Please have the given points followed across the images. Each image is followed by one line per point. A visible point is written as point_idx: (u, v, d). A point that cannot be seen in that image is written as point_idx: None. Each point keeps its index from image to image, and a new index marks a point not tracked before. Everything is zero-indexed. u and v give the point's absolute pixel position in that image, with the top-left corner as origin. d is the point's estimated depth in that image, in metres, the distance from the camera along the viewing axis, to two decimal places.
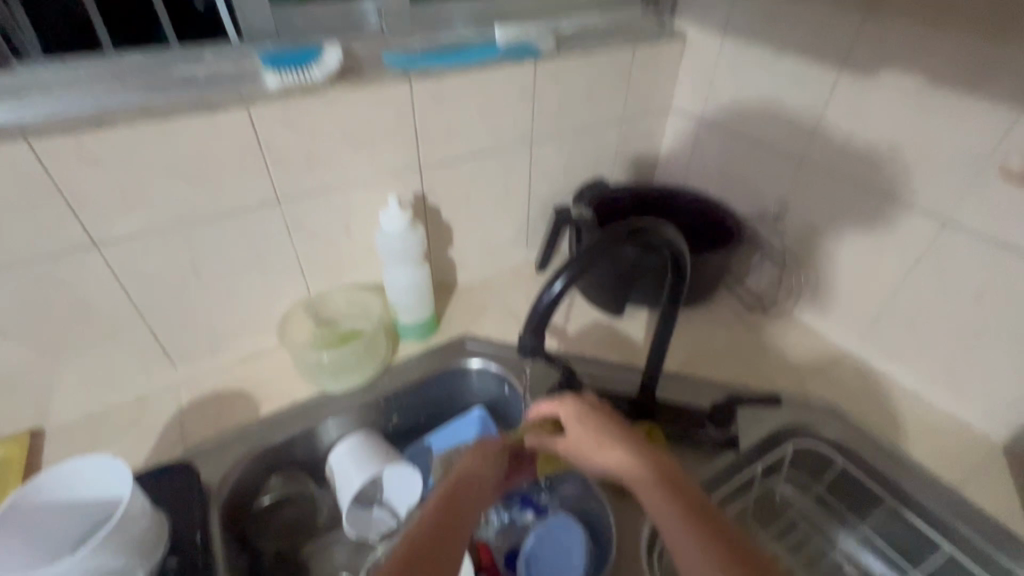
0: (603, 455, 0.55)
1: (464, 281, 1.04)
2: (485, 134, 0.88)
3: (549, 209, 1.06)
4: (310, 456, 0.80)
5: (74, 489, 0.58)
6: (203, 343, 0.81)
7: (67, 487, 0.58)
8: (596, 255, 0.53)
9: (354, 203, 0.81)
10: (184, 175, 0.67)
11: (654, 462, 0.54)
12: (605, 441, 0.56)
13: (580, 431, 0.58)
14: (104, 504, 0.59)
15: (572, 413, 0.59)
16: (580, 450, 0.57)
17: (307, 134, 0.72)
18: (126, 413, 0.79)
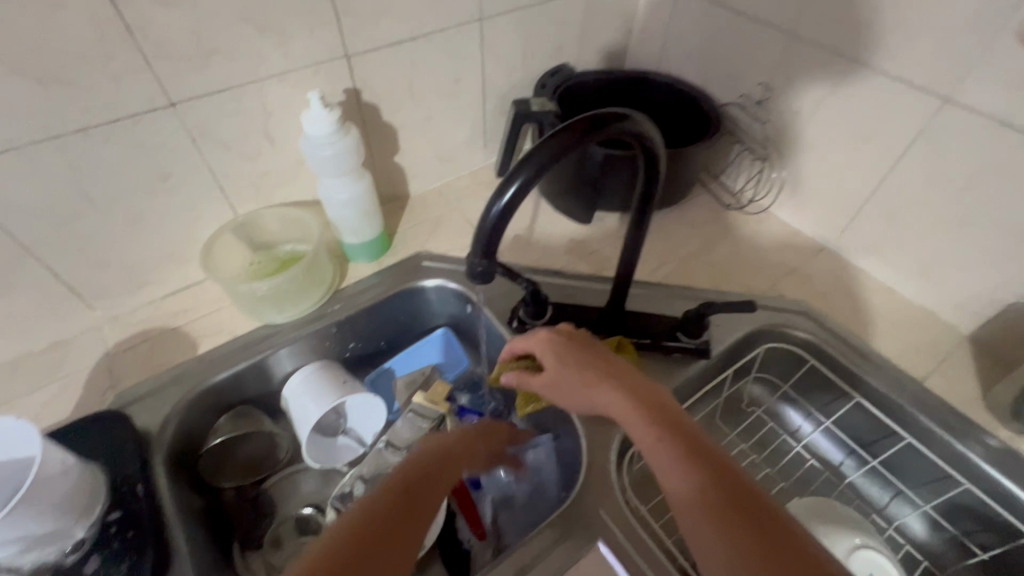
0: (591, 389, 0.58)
1: (417, 192, 0.94)
2: (425, 10, 0.73)
3: (507, 103, 0.93)
4: (262, 390, 0.75)
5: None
6: (118, 278, 0.71)
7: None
8: (554, 154, 0.43)
9: (271, 103, 0.68)
10: (37, 74, 0.53)
11: (618, 373, 0.58)
12: (575, 365, 0.59)
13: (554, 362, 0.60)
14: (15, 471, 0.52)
15: (552, 349, 0.60)
16: (553, 379, 0.61)
17: (190, 13, 0.57)
18: (44, 361, 0.70)
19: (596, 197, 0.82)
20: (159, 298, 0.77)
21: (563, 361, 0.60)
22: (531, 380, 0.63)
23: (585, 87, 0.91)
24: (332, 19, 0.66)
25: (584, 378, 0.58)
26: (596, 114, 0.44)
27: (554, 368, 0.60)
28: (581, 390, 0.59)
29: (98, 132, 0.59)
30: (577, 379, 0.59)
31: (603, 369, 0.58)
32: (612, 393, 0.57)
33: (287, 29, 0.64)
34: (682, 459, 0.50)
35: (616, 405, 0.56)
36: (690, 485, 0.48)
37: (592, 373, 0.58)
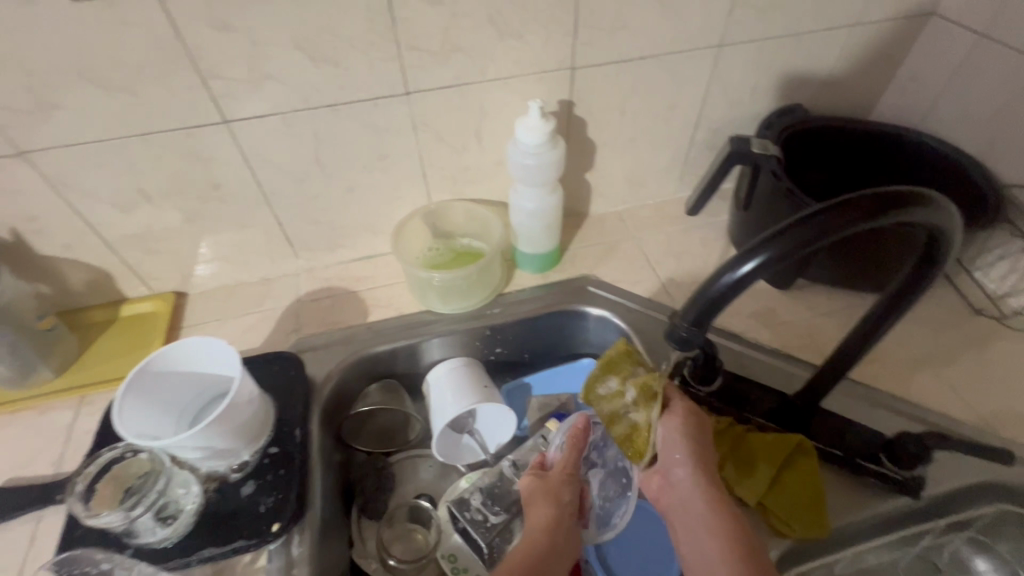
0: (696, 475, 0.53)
1: (597, 211, 0.90)
2: (664, 29, 0.68)
3: (720, 136, 0.85)
4: (410, 369, 0.78)
5: (204, 367, 0.60)
6: (324, 236, 0.79)
7: (197, 363, 0.59)
8: (817, 234, 0.37)
9: (490, 104, 0.69)
10: (313, 52, 0.59)
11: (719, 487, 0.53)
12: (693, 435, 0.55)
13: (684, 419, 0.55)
14: (225, 387, 0.62)
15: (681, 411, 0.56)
16: (701, 445, 0.54)
17: (446, 10, 0.59)
18: (252, 292, 0.82)
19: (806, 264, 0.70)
20: (347, 261, 0.84)
21: (706, 455, 0.54)
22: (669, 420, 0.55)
23: (820, 134, 0.78)
24: (571, 31, 0.65)
25: (706, 477, 0.53)
26: (881, 194, 0.37)
27: (708, 454, 0.54)
28: (699, 503, 0.52)
29: (344, 109, 0.65)
30: (713, 484, 0.53)
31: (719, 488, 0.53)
32: (716, 539, 0.50)
33: (527, 35, 0.64)
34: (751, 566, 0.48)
35: (718, 553, 0.49)
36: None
37: (707, 473, 0.53)
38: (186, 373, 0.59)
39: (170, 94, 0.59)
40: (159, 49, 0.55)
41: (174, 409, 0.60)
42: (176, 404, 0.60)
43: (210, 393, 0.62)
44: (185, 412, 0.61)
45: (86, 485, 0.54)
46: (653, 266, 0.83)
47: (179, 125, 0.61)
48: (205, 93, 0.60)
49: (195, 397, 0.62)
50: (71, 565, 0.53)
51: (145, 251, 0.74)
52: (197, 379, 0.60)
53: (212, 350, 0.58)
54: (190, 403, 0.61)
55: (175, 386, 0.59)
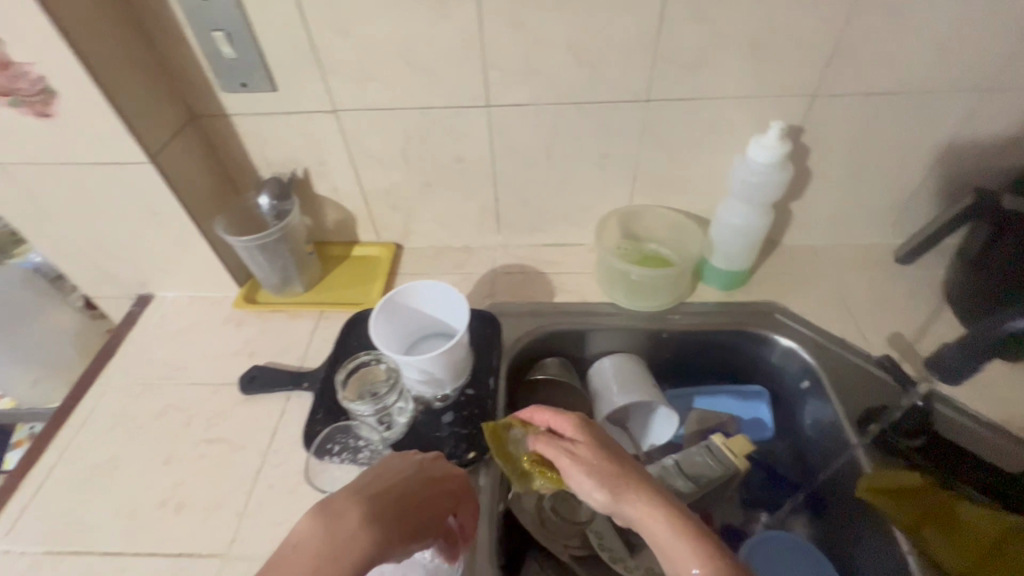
0: (635, 502, 0.48)
1: (791, 242, 0.88)
2: (928, 66, 0.66)
3: (955, 187, 0.79)
4: (582, 354, 0.83)
5: (436, 308, 0.70)
6: (528, 219, 0.88)
7: (433, 303, 0.70)
8: None
9: (721, 120, 0.72)
10: (580, 54, 0.67)
11: (633, 478, 0.50)
12: (588, 453, 0.53)
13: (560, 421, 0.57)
14: (446, 329, 0.72)
15: (552, 417, 0.58)
16: (587, 458, 0.53)
17: (709, 29, 0.63)
18: (456, 256, 0.93)
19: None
20: (539, 244, 0.92)
21: (600, 455, 0.53)
22: (555, 445, 0.55)
23: None
24: (826, 58, 0.65)
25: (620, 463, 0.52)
26: None
27: (582, 459, 0.53)
28: (670, 549, 0.45)
29: (588, 108, 0.72)
30: (601, 470, 0.51)
31: (629, 466, 0.52)
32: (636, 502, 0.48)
33: (780, 58, 0.66)
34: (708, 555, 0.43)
35: (645, 518, 0.48)
36: None
37: (624, 474, 0.51)
38: (422, 309, 0.71)
39: (456, 76, 0.70)
40: (462, 39, 0.66)
41: (404, 334, 0.72)
42: (406, 330, 0.72)
43: (432, 330, 0.73)
44: (409, 340, 0.73)
45: (344, 376, 0.67)
46: (849, 307, 0.79)
47: (453, 103, 0.73)
48: (482, 80, 0.70)
49: (419, 330, 0.73)
50: (342, 432, 0.67)
51: (387, 204, 0.88)
52: (427, 316, 0.71)
53: (448, 295, 0.69)
54: (414, 334, 0.73)
55: (411, 316, 0.71)
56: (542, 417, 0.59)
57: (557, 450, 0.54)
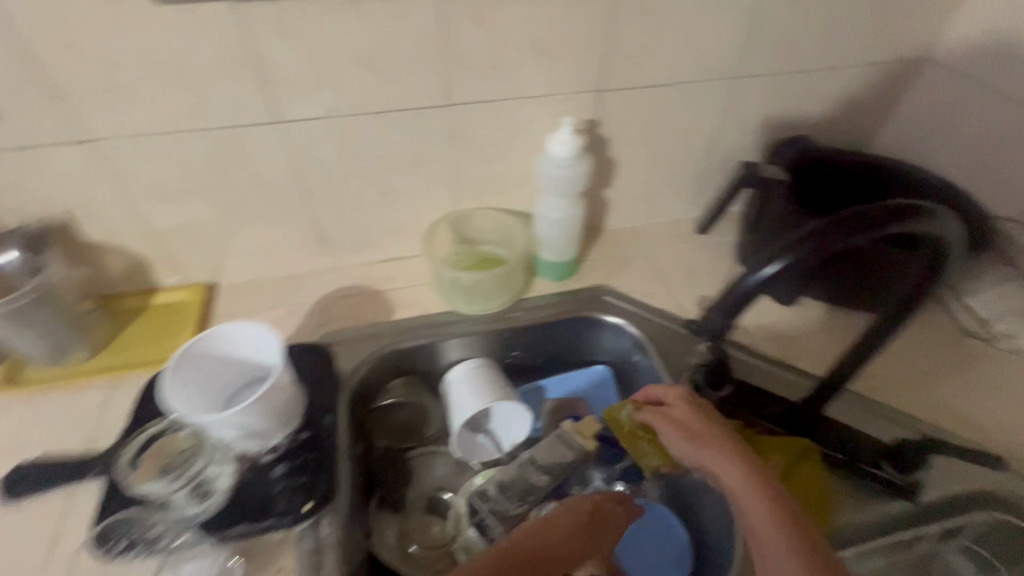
0: (735, 466, 0.55)
1: (613, 227, 0.95)
2: (687, 60, 0.75)
3: (730, 163, 0.91)
4: (432, 368, 0.81)
5: (248, 352, 0.62)
6: (354, 238, 0.83)
7: (244, 347, 0.62)
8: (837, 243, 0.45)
9: (523, 120, 0.74)
10: (368, 61, 0.64)
11: (732, 444, 0.57)
12: (695, 425, 0.59)
13: (680, 414, 0.60)
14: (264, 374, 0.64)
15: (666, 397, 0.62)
16: (686, 427, 0.59)
17: (492, 32, 0.65)
18: (282, 287, 0.84)
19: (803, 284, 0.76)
20: (374, 262, 0.87)
21: (695, 422, 0.59)
22: (664, 421, 0.61)
23: (823, 164, 0.84)
24: (602, 55, 0.71)
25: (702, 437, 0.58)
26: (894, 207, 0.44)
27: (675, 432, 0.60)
28: (774, 550, 0.49)
29: (390, 117, 0.70)
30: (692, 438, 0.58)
31: (730, 442, 0.57)
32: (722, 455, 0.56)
33: (563, 57, 0.69)
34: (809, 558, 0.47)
35: (726, 470, 0.55)
36: (773, 539, 0.49)
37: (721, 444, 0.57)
38: (230, 356, 0.62)
39: (232, 92, 0.63)
40: (229, 50, 0.60)
41: (213, 389, 0.63)
42: (217, 384, 0.63)
43: (249, 378, 0.65)
44: (224, 393, 0.64)
45: (132, 455, 0.58)
46: (665, 280, 0.87)
47: (235, 121, 0.66)
48: (265, 94, 0.64)
49: (234, 380, 0.64)
50: (126, 522, 0.57)
51: (184, 241, 0.77)
52: (239, 362, 0.63)
53: (258, 335, 0.61)
54: (229, 386, 0.64)
55: (218, 366, 0.62)
56: (676, 413, 0.61)
57: (666, 414, 0.61)
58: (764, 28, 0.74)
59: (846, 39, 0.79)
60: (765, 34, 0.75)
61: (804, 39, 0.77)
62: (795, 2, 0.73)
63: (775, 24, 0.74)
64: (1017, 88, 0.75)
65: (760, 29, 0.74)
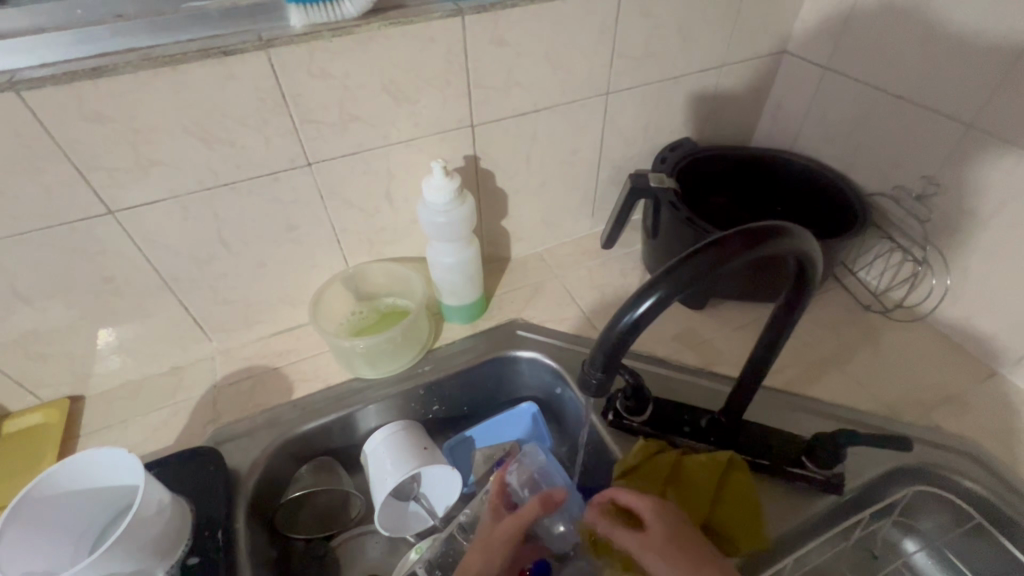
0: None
1: (519, 254, 0.92)
2: (554, 83, 0.73)
3: (622, 174, 0.90)
4: (346, 442, 0.74)
5: (112, 479, 0.55)
6: (237, 316, 0.76)
7: (104, 476, 0.55)
8: (704, 274, 0.40)
9: (396, 167, 0.70)
10: (202, 134, 0.57)
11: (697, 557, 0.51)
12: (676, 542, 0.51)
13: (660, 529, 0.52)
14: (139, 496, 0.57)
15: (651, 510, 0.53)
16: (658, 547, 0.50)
17: (340, 84, 0.60)
18: (163, 384, 0.75)
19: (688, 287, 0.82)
20: (267, 336, 0.80)
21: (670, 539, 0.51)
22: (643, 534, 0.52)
23: (707, 163, 0.86)
24: (464, 91, 0.67)
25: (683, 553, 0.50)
26: (746, 231, 0.40)
27: (658, 541, 0.51)
28: None
29: (245, 187, 0.63)
30: (675, 561, 0.50)
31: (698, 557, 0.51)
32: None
33: (422, 98, 0.65)
34: None
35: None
36: None
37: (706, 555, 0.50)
38: (91, 488, 0.55)
39: (42, 189, 0.55)
40: (25, 147, 0.52)
41: (76, 527, 0.55)
42: (81, 520, 0.55)
43: (124, 504, 0.58)
44: (92, 528, 0.56)
45: None
46: (578, 302, 0.85)
47: (56, 221, 0.57)
48: (87, 185, 0.56)
49: (103, 511, 0.57)
50: None
51: (29, 357, 0.67)
52: (104, 492, 0.56)
53: (119, 460, 0.54)
54: (99, 518, 0.57)
55: (78, 502, 0.55)
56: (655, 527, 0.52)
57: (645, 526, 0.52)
58: (624, 42, 0.74)
59: (704, 43, 0.80)
60: (625, 48, 0.74)
61: (663, 49, 0.77)
62: (648, 14, 0.73)
63: (634, 38, 0.74)
64: (864, 73, 0.77)
65: (620, 44, 0.74)
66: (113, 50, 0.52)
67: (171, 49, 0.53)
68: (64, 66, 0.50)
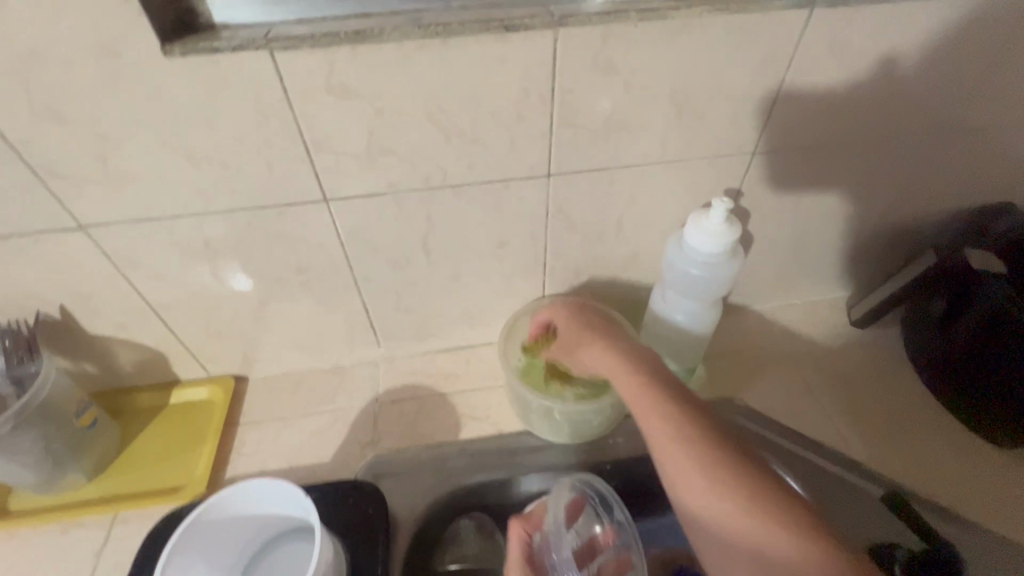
0: (649, 401, 0.45)
1: (734, 310, 0.74)
2: (879, 111, 0.53)
3: (904, 236, 0.68)
4: (505, 504, 0.62)
5: (279, 510, 0.48)
6: (413, 327, 0.66)
7: (274, 504, 0.47)
8: None
9: (643, 192, 0.55)
10: (446, 125, 0.46)
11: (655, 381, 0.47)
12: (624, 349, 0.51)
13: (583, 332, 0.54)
14: (301, 529, 0.50)
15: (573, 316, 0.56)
16: (575, 339, 0.55)
17: (622, 82, 0.46)
18: (323, 383, 0.68)
19: (993, 419, 0.59)
20: (435, 351, 0.70)
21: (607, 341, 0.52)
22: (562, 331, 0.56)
23: None
24: (763, 108, 0.50)
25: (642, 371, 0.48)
26: None
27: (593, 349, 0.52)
28: (708, 503, 0.40)
29: (471, 191, 0.52)
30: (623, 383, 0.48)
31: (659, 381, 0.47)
32: (711, 490, 0.40)
33: (711, 113, 0.50)
34: (734, 496, 0.39)
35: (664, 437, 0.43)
36: (718, 496, 0.39)
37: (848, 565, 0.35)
38: (257, 514, 0.48)
39: (266, 166, 0.47)
40: (261, 115, 0.43)
41: (235, 549, 0.48)
42: (240, 542, 0.49)
43: (284, 531, 0.51)
44: (248, 551, 0.49)
45: None
46: (815, 392, 0.66)
47: (270, 202, 0.50)
48: (311, 168, 0.48)
49: (262, 536, 0.50)
50: None
51: (208, 332, 0.62)
52: (269, 520, 0.48)
53: (293, 495, 0.46)
54: (257, 540, 0.50)
55: (243, 525, 0.48)
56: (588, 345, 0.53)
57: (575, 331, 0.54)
58: (996, 67, 0.52)
59: None
60: (997, 75, 0.53)
61: None
62: None
63: (1013, 62, 0.52)
64: None
65: (992, 71, 0.52)
66: (378, 11, 0.42)
67: (444, 16, 0.41)
68: (324, 24, 0.41)
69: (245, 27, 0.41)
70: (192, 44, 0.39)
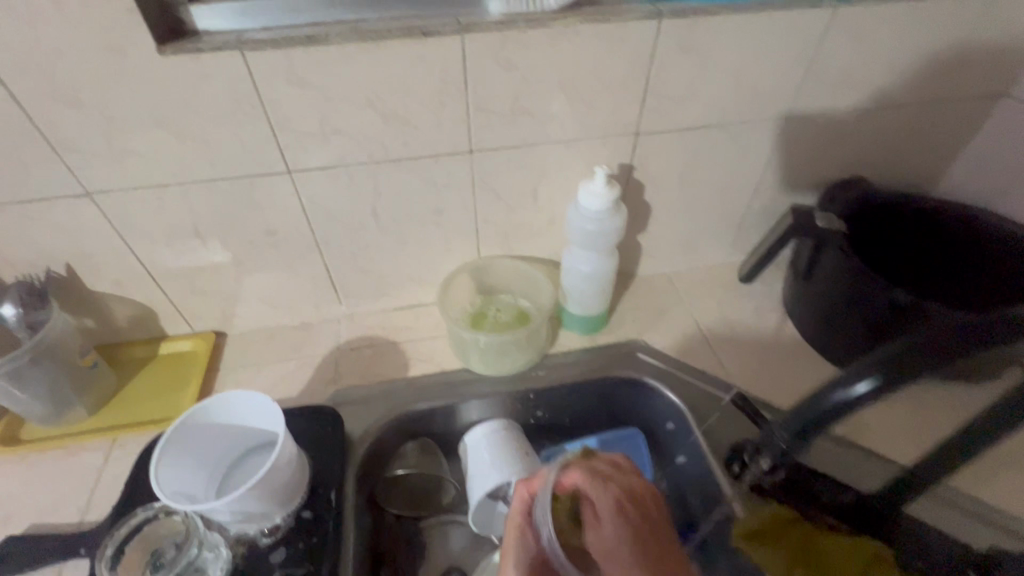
0: None
1: (645, 272, 0.88)
2: (732, 100, 0.67)
3: (778, 205, 0.82)
4: (447, 430, 0.74)
5: (251, 420, 0.59)
6: (369, 286, 0.78)
7: (246, 416, 0.58)
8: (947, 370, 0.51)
9: (551, 166, 0.68)
10: (383, 109, 0.59)
11: None
12: None
13: None
14: (270, 441, 0.61)
15: None
16: None
17: (520, 76, 0.59)
18: (293, 336, 0.80)
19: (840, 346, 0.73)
20: (390, 309, 0.82)
21: None
22: None
23: (885, 212, 0.77)
24: (638, 97, 0.64)
25: None
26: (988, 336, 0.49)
27: None
28: None
29: (408, 165, 0.64)
30: None
31: None
32: None
33: (596, 101, 0.63)
34: None
35: None
36: None
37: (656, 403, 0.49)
38: (233, 423, 0.59)
39: (239, 143, 0.59)
40: (235, 101, 0.55)
41: (215, 454, 0.59)
42: (219, 448, 0.60)
43: (256, 442, 0.62)
44: (225, 459, 0.60)
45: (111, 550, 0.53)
46: (705, 334, 0.79)
47: (243, 173, 0.61)
48: (276, 145, 0.60)
49: (237, 446, 0.61)
50: None
51: (192, 291, 0.73)
52: (243, 430, 0.59)
53: (262, 406, 0.57)
54: (233, 449, 0.61)
55: (221, 433, 0.59)
56: None
57: None
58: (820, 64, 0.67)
59: (916, 75, 0.70)
60: (822, 71, 0.67)
61: (865, 78, 0.69)
62: (858, 37, 0.65)
63: (834, 61, 0.67)
64: None
65: (817, 67, 0.66)
66: (325, 22, 0.54)
67: (377, 25, 0.54)
68: (283, 31, 0.53)
69: (222, 33, 0.53)
70: (181, 47, 0.51)
